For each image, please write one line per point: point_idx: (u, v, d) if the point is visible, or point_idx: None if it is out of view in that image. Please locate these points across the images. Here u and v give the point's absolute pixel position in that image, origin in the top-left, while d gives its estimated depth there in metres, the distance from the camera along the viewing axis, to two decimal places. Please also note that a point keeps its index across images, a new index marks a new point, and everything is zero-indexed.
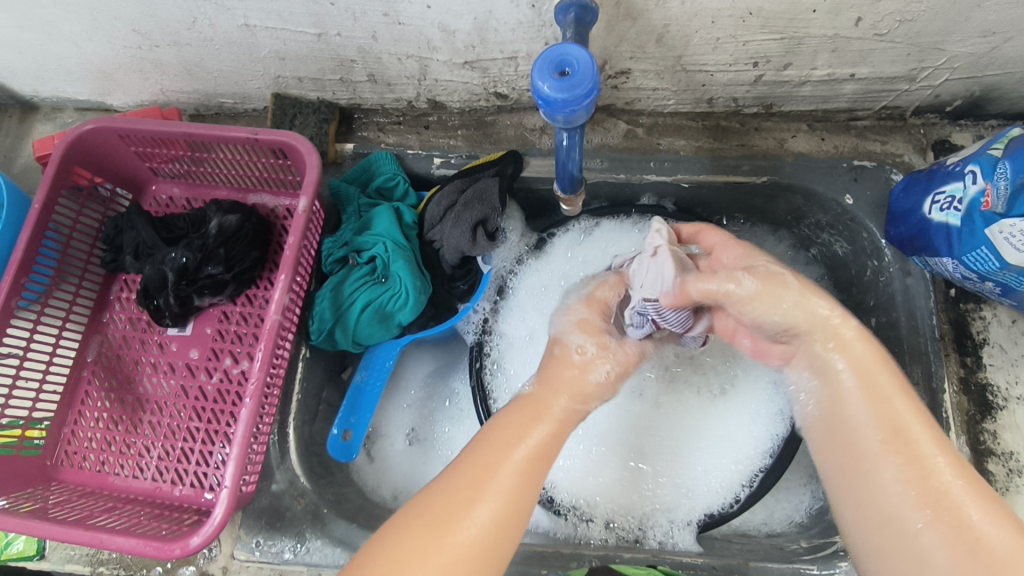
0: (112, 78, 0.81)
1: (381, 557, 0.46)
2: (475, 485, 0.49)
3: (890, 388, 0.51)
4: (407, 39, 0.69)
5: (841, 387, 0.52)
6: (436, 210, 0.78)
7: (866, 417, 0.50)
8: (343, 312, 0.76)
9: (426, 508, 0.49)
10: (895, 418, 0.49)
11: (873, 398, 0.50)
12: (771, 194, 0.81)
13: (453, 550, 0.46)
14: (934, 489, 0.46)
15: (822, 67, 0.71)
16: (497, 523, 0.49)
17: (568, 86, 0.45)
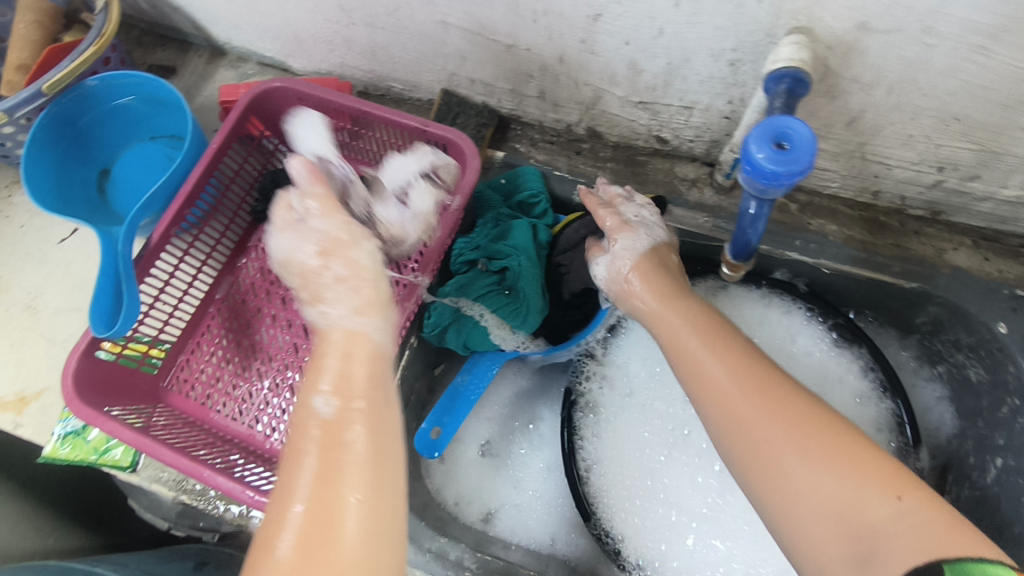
0: (302, 43, 0.85)
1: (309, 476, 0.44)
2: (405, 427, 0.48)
3: (764, 389, 0.52)
4: (592, 67, 0.70)
5: (701, 368, 0.56)
6: (573, 236, 0.78)
7: (749, 410, 0.52)
8: (462, 312, 0.78)
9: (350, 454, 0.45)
10: (776, 402, 0.51)
11: (732, 372, 0.54)
12: (914, 301, 0.78)
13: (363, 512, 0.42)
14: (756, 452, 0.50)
15: (1012, 187, 0.67)
16: (361, 522, 0.42)
17: (784, 160, 0.44)
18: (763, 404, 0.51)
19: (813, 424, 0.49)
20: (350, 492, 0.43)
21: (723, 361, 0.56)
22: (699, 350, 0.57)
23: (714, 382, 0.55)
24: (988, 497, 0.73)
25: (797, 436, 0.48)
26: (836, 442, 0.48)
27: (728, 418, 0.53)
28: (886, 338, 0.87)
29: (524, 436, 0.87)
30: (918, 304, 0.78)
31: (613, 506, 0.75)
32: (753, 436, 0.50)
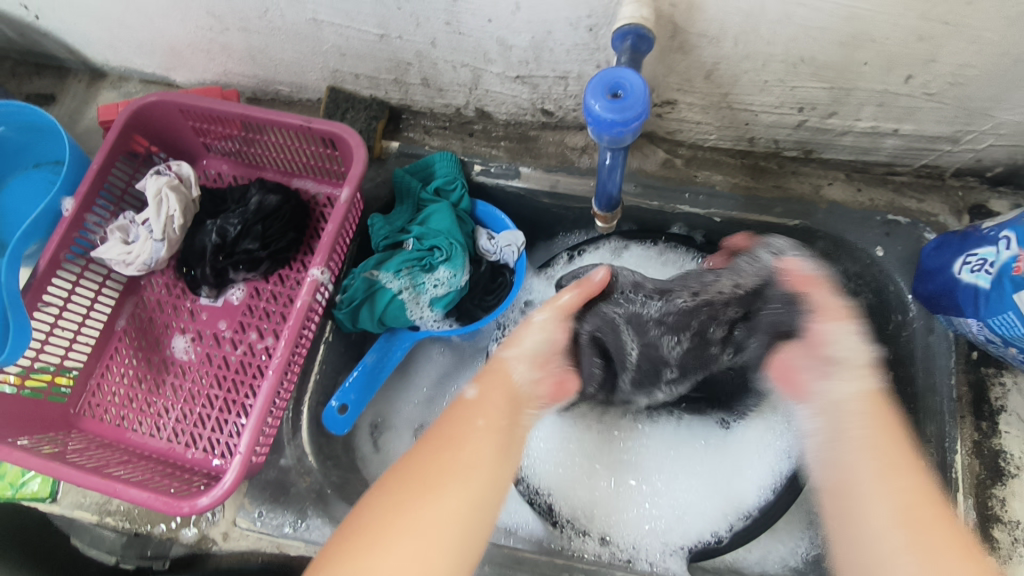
0: (180, 55, 0.85)
1: (363, 522, 0.49)
2: (463, 449, 0.55)
3: (891, 450, 0.54)
4: (464, 48, 0.72)
5: (843, 433, 0.56)
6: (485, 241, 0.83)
7: (874, 481, 0.51)
8: (375, 292, 0.77)
9: (406, 472, 0.52)
10: (895, 468, 0.52)
11: (874, 432, 0.55)
12: (801, 238, 0.82)
13: (436, 510, 0.49)
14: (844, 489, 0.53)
15: (866, 120, 0.72)
16: (459, 516, 0.50)
17: (619, 108, 0.47)
18: (898, 486, 0.51)
19: (928, 509, 0.49)
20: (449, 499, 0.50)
21: (865, 407, 0.57)
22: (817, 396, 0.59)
23: (866, 487, 0.51)
24: None
25: (910, 518, 0.48)
26: (914, 500, 0.50)
27: (879, 472, 0.52)
28: None
29: None
30: (805, 240, 0.82)
31: (536, 467, 0.79)
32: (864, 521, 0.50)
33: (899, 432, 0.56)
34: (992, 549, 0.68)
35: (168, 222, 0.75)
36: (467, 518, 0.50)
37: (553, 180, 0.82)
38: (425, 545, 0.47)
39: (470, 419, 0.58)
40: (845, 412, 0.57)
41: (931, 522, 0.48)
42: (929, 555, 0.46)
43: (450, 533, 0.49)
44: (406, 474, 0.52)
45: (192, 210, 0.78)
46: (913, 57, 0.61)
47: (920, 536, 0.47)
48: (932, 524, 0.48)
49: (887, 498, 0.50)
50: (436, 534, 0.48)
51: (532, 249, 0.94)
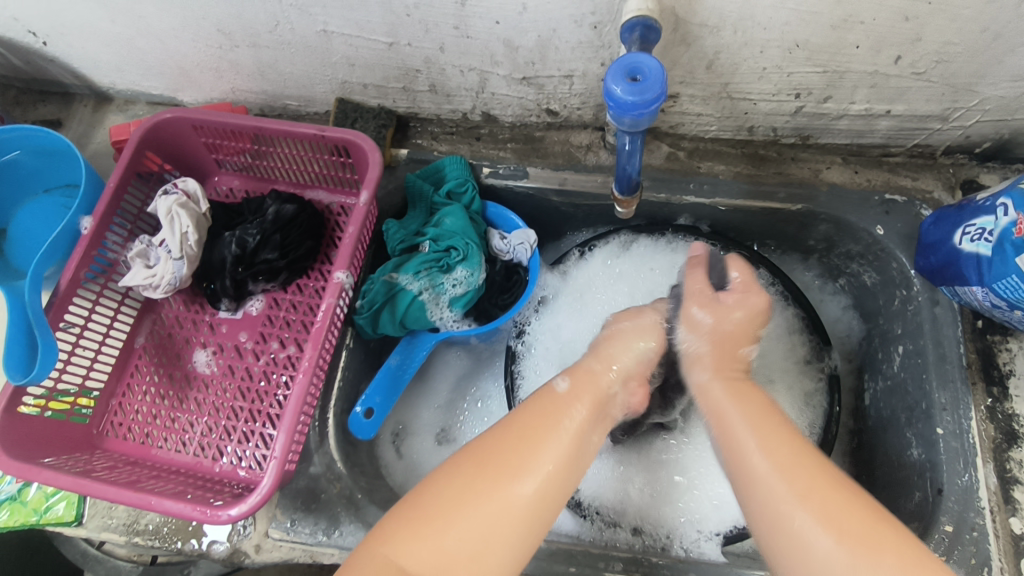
0: (188, 74, 0.86)
1: (435, 496, 0.52)
2: (545, 440, 0.56)
3: (784, 449, 0.54)
4: (472, 52, 0.74)
5: (721, 406, 0.60)
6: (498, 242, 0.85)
7: (749, 439, 0.56)
8: (395, 295, 0.79)
9: (487, 452, 0.54)
10: (798, 459, 0.53)
11: (746, 409, 0.59)
12: (804, 222, 0.85)
13: (509, 501, 0.52)
14: (757, 473, 0.54)
15: (860, 102, 0.75)
16: (542, 497, 0.53)
17: (639, 90, 0.49)
18: (771, 456, 0.54)
19: (784, 482, 0.52)
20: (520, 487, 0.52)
21: (728, 389, 0.62)
22: (711, 382, 0.63)
23: (745, 446, 0.56)
24: (898, 383, 0.80)
25: (808, 488, 0.51)
26: (810, 474, 0.52)
27: (748, 480, 0.54)
28: (790, 262, 0.94)
29: (474, 415, 0.90)
30: (807, 224, 0.85)
31: None
32: (782, 521, 0.51)
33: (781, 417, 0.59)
34: (1015, 511, 0.68)
35: (183, 239, 0.74)
36: (532, 515, 0.52)
37: (561, 178, 0.84)
38: (493, 525, 0.51)
39: (558, 416, 0.58)
40: (723, 412, 0.59)
41: (844, 515, 0.49)
42: (853, 542, 0.47)
43: (530, 526, 0.52)
44: (487, 456, 0.54)
45: (204, 225, 0.77)
46: (902, 38, 0.64)
47: (820, 503, 0.50)
48: (855, 519, 0.49)
49: (765, 468, 0.53)
50: (506, 517, 0.51)
51: (542, 248, 0.97)
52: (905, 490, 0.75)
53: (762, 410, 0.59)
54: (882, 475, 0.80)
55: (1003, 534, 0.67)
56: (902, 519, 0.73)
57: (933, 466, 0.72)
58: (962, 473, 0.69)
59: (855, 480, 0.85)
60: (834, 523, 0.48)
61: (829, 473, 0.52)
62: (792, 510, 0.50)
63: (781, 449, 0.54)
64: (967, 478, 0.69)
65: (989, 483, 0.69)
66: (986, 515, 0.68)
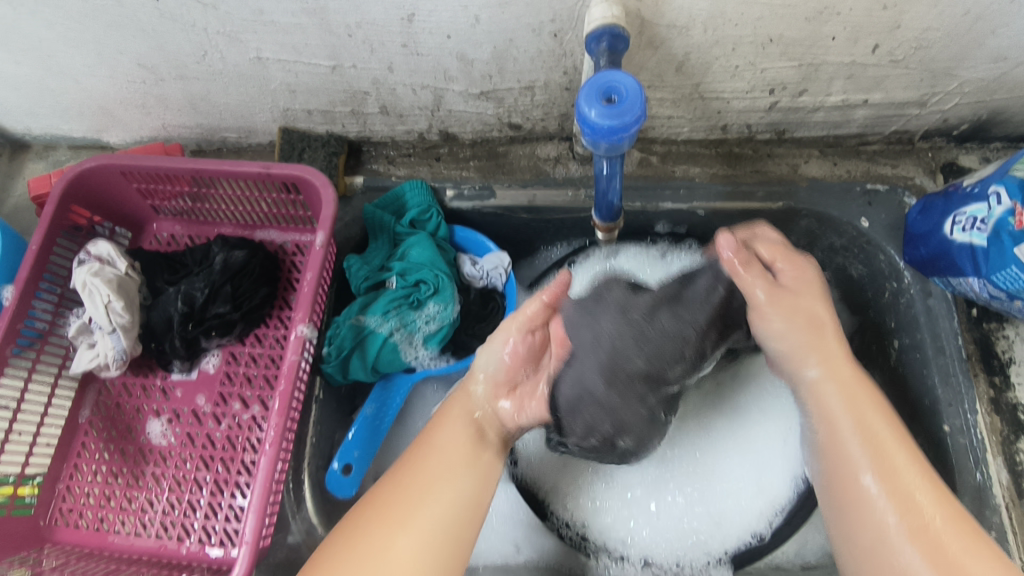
0: (112, 114, 0.78)
1: (355, 529, 0.54)
2: (432, 468, 0.58)
3: (880, 429, 0.55)
4: (423, 70, 0.68)
5: (832, 411, 0.57)
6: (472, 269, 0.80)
7: (857, 450, 0.54)
8: (364, 338, 0.73)
9: (391, 485, 0.57)
10: (891, 470, 0.53)
11: (852, 414, 0.56)
12: (785, 219, 0.81)
13: (404, 534, 0.53)
14: (867, 500, 0.53)
15: (837, 93, 0.72)
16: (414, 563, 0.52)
17: (617, 113, 0.44)
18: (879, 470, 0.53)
19: (929, 491, 0.52)
20: (396, 544, 0.52)
21: (843, 395, 0.57)
22: (815, 376, 0.59)
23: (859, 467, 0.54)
24: (895, 378, 0.78)
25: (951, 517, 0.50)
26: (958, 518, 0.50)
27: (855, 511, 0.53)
28: None
29: None
30: (788, 221, 0.82)
31: (568, 505, 0.77)
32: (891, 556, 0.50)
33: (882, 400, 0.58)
34: None
35: (109, 309, 0.67)
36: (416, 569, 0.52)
37: (530, 195, 0.78)
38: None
39: (418, 495, 0.55)
40: (833, 415, 0.57)
41: (938, 506, 0.51)
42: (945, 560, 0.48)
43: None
44: (393, 489, 0.56)
45: (133, 288, 0.70)
46: (880, 25, 0.61)
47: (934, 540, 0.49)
48: (949, 521, 0.50)
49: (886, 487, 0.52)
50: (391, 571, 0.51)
51: (517, 266, 0.91)
52: None
53: (873, 402, 0.57)
54: None
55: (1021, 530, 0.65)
56: None
57: (942, 465, 0.70)
58: (974, 471, 0.67)
59: None
60: (927, 493, 0.51)
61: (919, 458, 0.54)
62: (894, 527, 0.50)
63: (896, 462, 0.53)
64: (979, 475, 0.67)
65: (1000, 478, 0.67)
66: (1002, 512, 0.66)
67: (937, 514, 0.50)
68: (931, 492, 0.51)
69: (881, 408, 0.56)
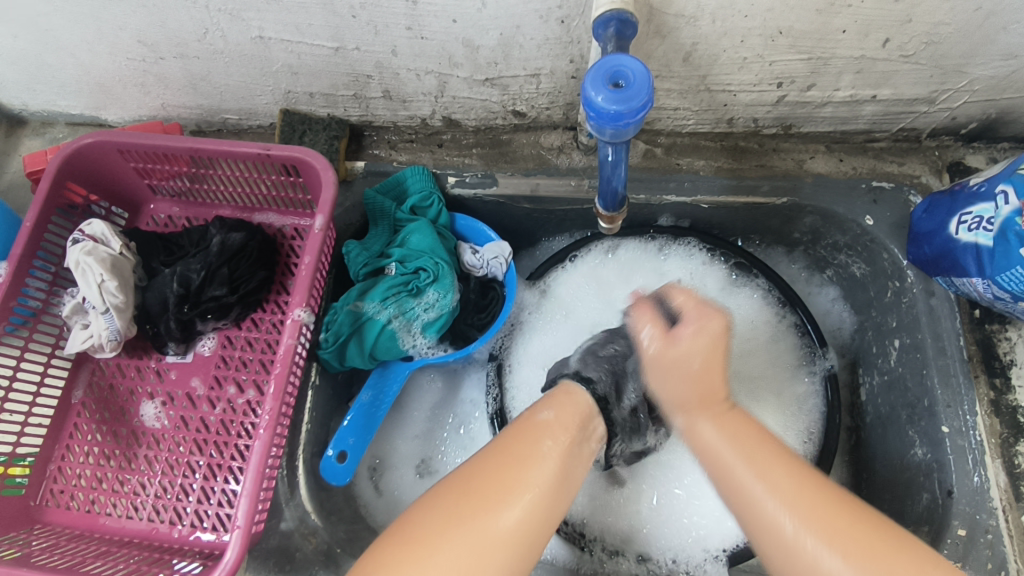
0: (110, 91, 0.77)
1: (419, 521, 0.48)
2: (529, 452, 0.52)
3: (758, 447, 0.53)
4: (428, 54, 0.67)
5: (712, 442, 0.55)
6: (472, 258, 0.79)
7: (743, 471, 0.51)
8: (362, 324, 0.72)
9: (466, 484, 0.50)
10: (789, 476, 0.50)
11: (736, 445, 0.53)
12: (789, 216, 0.81)
13: (490, 530, 0.47)
14: (766, 519, 0.49)
15: (845, 88, 0.71)
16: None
17: (624, 98, 0.43)
18: (768, 481, 0.50)
19: (817, 502, 0.48)
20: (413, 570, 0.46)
21: (721, 427, 0.55)
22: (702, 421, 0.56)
23: (737, 475, 0.51)
24: (896, 378, 0.77)
25: (819, 522, 0.47)
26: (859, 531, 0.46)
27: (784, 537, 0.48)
28: (775, 255, 0.90)
29: (456, 443, 0.83)
30: (792, 217, 0.81)
31: None
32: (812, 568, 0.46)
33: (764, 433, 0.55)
34: None
35: (101, 290, 0.66)
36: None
37: (533, 184, 0.77)
38: None
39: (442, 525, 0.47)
40: (715, 442, 0.54)
41: (812, 522, 0.47)
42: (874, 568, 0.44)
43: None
44: (470, 483, 0.50)
45: (127, 268, 0.69)
46: (891, 19, 0.60)
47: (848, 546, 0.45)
48: (848, 521, 0.47)
49: (763, 492, 0.50)
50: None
51: (517, 256, 0.91)
52: (911, 492, 0.72)
53: (752, 431, 0.55)
54: (886, 474, 0.77)
55: (1018, 534, 0.65)
56: (911, 522, 0.71)
57: (940, 466, 0.69)
58: (972, 473, 0.67)
59: (856, 479, 0.82)
60: (801, 506, 0.48)
61: (800, 469, 0.51)
62: (780, 527, 0.48)
63: (780, 481, 0.50)
64: (977, 477, 0.66)
65: (999, 481, 0.66)
66: (999, 515, 0.65)
67: (801, 520, 0.47)
68: (782, 497, 0.49)
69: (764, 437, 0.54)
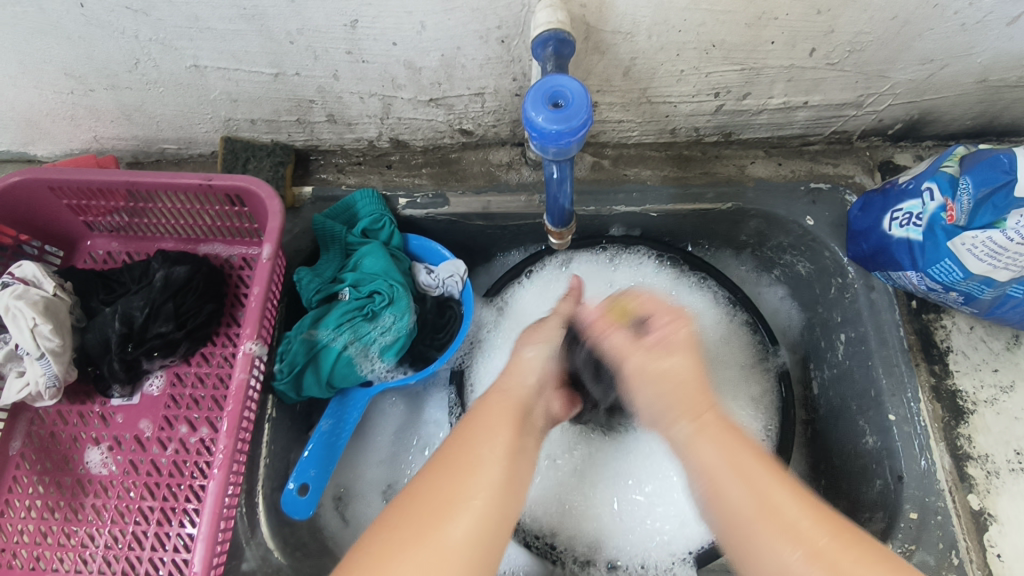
0: (39, 126, 0.74)
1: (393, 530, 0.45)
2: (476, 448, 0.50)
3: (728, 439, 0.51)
4: (370, 77, 0.67)
5: (699, 442, 0.51)
6: (428, 279, 0.79)
7: (708, 454, 0.50)
8: (317, 352, 0.71)
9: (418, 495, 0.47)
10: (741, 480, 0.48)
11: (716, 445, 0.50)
12: (736, 220, 0.83)
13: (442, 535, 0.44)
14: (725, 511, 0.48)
15: (779, 96, 0.74)
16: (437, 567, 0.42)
17: (563, 118, 0.44)
18: (730, 474, 0.49)
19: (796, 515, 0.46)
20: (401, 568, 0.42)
21: (710, 433, 0.51)
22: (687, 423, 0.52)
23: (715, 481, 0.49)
24: (844, 371, 0.80)
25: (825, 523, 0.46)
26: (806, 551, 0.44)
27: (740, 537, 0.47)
28: (724, 258, 0.92)
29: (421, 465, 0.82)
30: (739, 220, 0.83)
31: (530, 509, 0.77)
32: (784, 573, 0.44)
33: (736, 435, 0.51)
34: (971, 487, 0.68)
35: (35, 334, 0.62)
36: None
37: (484, 201, 0.77)
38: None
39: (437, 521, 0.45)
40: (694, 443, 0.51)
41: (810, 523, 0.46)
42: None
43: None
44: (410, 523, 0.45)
45: (63, 310, 0.66)
46: (815, 30, 0.63)
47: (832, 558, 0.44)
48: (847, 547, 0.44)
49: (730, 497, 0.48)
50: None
51: (473, 273, 0.91)
52: (865, 479, 0.75)
53: (724, 431, 0.52)
54: (840, 464, 0.80)
55: (964, 513, 0.67)
56: (867, 509, 0.74)
57: (889, 453, 0.72)
58: (920, 458, 0.69)
59: (815, 470, 0.85)
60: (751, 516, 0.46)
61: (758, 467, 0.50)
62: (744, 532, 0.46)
63: (761, 476, 0.48)
64: (925, 462, 0.69)
65: (944, 464, 0.69)
66: (946, 497, 0.68)
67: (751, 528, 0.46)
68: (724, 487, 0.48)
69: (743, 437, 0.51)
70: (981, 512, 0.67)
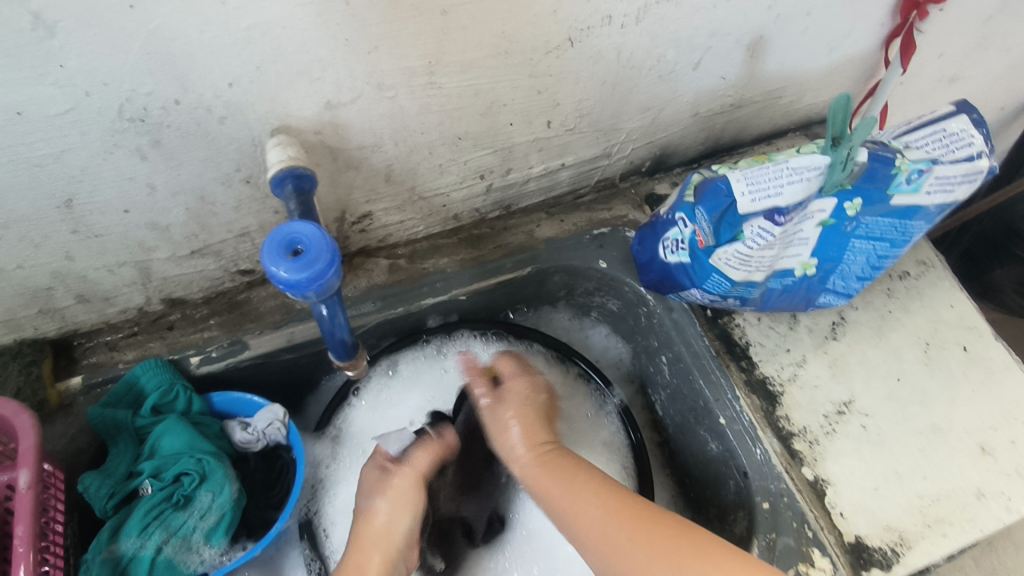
0: None
1: None
2: None
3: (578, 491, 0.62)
4: (113, 248, 0.61)
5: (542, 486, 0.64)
6: (247, 434, 0.71)
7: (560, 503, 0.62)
8: (126, 567, 0.62)
9: None
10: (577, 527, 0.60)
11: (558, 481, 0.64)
12: (540, 280, 0.86)
13: None
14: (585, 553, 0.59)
15: (537, 165, 0.79)
16: None
17: (304, 265, 0.43)
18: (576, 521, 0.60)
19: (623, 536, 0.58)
20: None
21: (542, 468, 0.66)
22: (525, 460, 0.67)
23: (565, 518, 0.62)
24: (675, 389, 0.85)
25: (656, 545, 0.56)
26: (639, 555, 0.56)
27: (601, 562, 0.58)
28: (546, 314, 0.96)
29: None
30: (543, 280, 0.87)
31: None
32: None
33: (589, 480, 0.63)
34: (802, 460, 0.74)
35: None
36: None
37: (288, 333, 0.73)
38: None
39: None
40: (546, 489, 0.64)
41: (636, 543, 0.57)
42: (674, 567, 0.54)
43: None
44: None
45: None
46: (542, 106, 0.69)
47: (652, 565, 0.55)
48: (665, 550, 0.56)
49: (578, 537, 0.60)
50: None
51: (303, 406, 0.85)
52: (721, 482, 0.80)
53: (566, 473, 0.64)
54: (699, 475, 0.85)
55: (804, 487, 0.73)
56: (731, 511, 0.78)
57: (731, 454, 0.77)
58: (754, 449, 0.75)
59: (683, 486, 0.89)
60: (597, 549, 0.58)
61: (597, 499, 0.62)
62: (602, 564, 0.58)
63: (590, 506, 0.61)
64: (759, 451, 0.75)
65: (775, 448, 0.75)
66: (785, 477, 0.73)
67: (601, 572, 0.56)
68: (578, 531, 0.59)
69: (579, 469, 0.64)
70: (817, 481, 0.73)
